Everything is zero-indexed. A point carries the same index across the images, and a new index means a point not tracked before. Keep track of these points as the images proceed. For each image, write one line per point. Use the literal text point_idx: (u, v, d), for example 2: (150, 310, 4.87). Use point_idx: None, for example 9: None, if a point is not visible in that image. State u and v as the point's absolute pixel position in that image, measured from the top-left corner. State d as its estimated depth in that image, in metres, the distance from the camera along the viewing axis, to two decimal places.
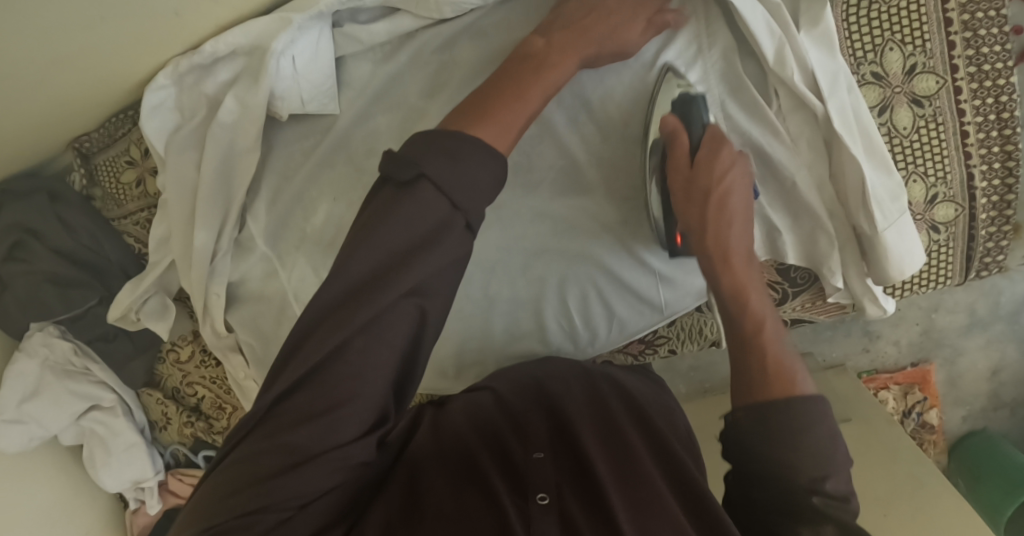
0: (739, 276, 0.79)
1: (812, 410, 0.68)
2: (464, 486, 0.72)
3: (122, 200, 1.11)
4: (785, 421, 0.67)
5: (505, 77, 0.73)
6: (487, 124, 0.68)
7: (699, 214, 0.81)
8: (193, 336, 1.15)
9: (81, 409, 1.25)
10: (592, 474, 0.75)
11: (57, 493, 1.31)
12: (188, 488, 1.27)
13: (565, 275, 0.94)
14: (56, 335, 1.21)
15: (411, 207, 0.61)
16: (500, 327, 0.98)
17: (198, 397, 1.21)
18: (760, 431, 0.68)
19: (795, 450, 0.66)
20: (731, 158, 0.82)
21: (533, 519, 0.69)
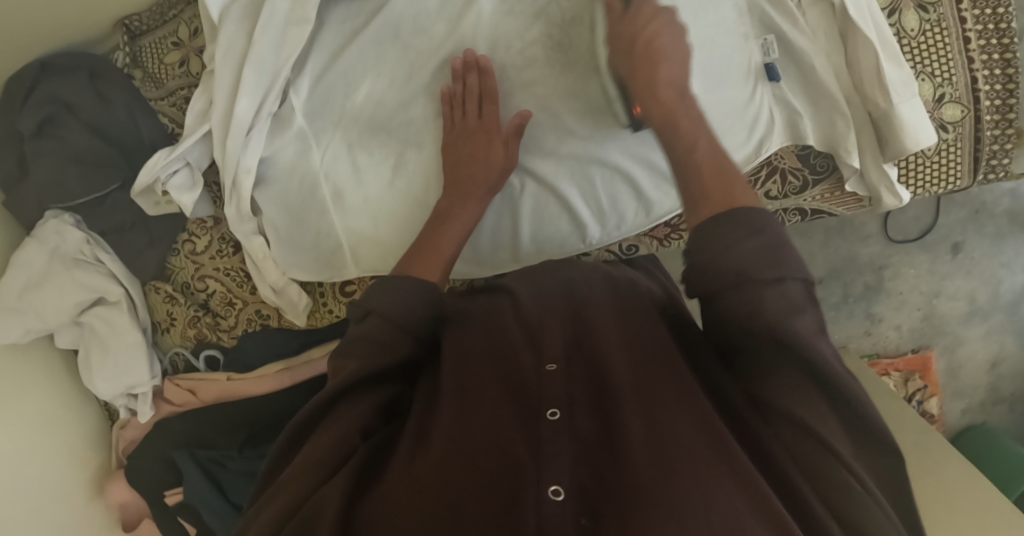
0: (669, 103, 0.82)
1: (755, 249, 0.68)
2: (476, 412, 0.77)
3: (163, 79, 1.15)
4: (727, 229, 0.70)
5: (424, 234, 0.93)
6: (420, 263, 0.89)
7: (625, 56, 0.86)
8: (214, 222, 1.15)
9: (86, 301, 1.23)
10: (607, 382, 0.78)
11: (47, 398, 1.27)
12: (183, 394, 1.22)
13: (588, 161, 0.97)
14: (71, 225, 1.22)
15: (376, 296, 0.84)
16: (528, 219, 1.00)
17: (208, 293, 1.19)
18: (729, 300, 0.69)
19: (758, 304, 0.67)
20: (654, 11, 0.87)
21: (543, 433, 0.73)
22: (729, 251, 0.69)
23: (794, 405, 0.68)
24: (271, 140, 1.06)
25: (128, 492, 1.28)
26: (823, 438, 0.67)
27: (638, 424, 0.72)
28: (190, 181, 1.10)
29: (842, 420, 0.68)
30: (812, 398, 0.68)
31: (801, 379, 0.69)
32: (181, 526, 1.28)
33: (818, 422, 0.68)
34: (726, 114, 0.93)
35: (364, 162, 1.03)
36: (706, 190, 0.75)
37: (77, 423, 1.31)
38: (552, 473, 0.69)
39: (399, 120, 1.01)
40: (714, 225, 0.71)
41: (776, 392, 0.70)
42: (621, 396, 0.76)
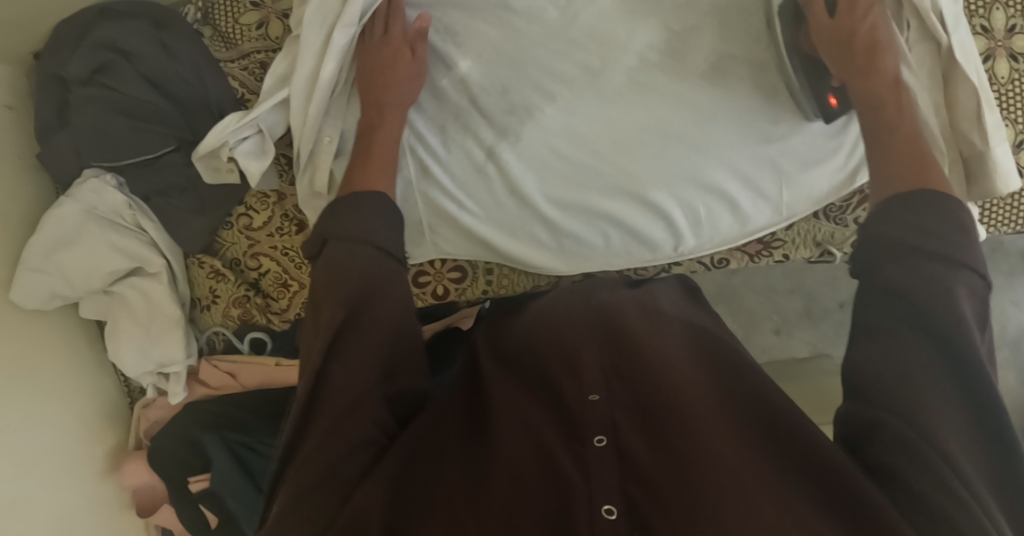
0: (880, 89, 0.83)
1: (941, 226, 0.70)
2: (519, 435, 0.74)
3: (237, 40, 1.09)
4: (927, 199, 0.72)
5: (356, 165, 0.91)
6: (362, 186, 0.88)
7: (845, 48, 0.85)
8: (279, 198, 1.09)
9: (120, 270, 1.14)
10: (648, 413, 0.75)
11: (65, 368, 1.18)
12: (221, 376, 1.16)
13: (688, 172, 0.96)
14: (113, 187, 1.12)
15: (341, 249, 0.81)
16: (620, 224, 0.98)
17: (260, 272, 1.13)
18: (889, 271, 0.71)
19: (923, 273, 0.69)
20: (867, 4, 0.85)
21: (592, 459, 0.70)
22: (920, 231, 0.70)
23: (910, 393, 0.65)
24: (355, 105, 1.03)
25: (147, 475, 1.21)
26: (932, 423, 0.63)
27: (688, 451, 0.70)
28: (259, 148, 1.04)
29: (963, 421, 0.64)
30: (927, 382, 0.65)
31: (926, 363, 0.66)
32: (200, 512, 1.21)
33: (933, 413, 0.64)
34: (817, 146, 0.95)
35: (450, 143, 0.99)
36: (894, 170, 0.77)
37: (92, 397, 1.22)
38: (603, 494, 0.67)
39: (500, 108, 0.97)
40: (910, 198, 0.73)
41: (899, 377, 0.66)
42: (668, 422, 0.73)
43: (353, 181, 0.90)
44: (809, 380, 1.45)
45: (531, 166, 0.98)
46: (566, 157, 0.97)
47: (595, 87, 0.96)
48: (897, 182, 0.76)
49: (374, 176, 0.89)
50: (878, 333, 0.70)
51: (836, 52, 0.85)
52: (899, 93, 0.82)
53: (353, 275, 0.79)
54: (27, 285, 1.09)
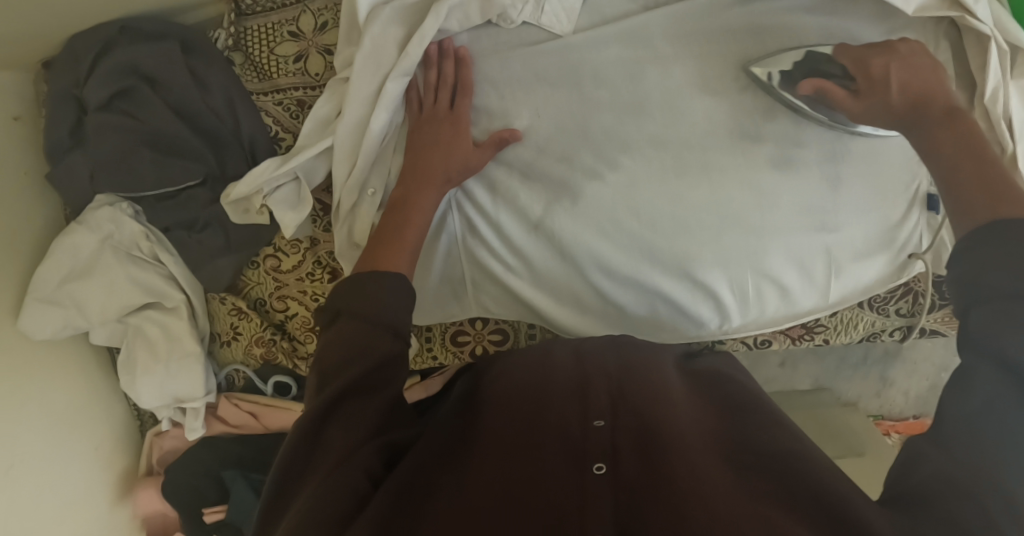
0: (952, 117, 0.78)
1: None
2: (516, 462, 0.69)
3: (272, 73, 1.00)
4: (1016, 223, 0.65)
5: (382, 229, 0.85)
6: (384, 261, 0.81)
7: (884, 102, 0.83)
8: (311, 243, 1.04)
9: (137, 302, 1.10)
10: (650, 445, 0.71)
11: (75, 396, 1.14)
12: (244, 416, 1.13)
13: (743, 256, 0.95)
14: (130, 215, 1.08)
15: (364, 297, 0.76)
16: (669, 300, 0.97)
17: (287, 314, 1.09)
18: (977, 319, 0.64)
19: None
20: (905, 46, 0.85)
21: (586, 485, 0.65)
22: (982, 268, 0.65)
23: (982, 452, 0.61)
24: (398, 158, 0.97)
25: (159, 503, 1.19)
26: (1002, 484, 0.59)
27: (692, 487, 0.65)
28: (295, 195, 0.98)
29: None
30: (1007, 442, 0.60)
31: (1004, 415, 0.60)
32: None
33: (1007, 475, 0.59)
34: (870, 240, 0.95)
35: (501, 207, 0.96)
36: (961, 206, 0.71)
37: (104, 423, 1.19)
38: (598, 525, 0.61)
39: (555, 178, 0.94)
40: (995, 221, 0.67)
41: (984, 433, 0.61)
42: (667, 453, 0.69)
43: (384, 244, 0.83)
44: (810, 416, 1.47)
45: (586, 237, 0.94)
46: (624, 230, 0.94)
47: (661, 162, 0.93)
48: (975, 207, 0.70)
49: (391, 256, 0.81)
50: (964, 375, 0.64)
51: (878, 104, 0.83)
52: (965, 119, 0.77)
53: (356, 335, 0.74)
54: (41, 314, 1.05)
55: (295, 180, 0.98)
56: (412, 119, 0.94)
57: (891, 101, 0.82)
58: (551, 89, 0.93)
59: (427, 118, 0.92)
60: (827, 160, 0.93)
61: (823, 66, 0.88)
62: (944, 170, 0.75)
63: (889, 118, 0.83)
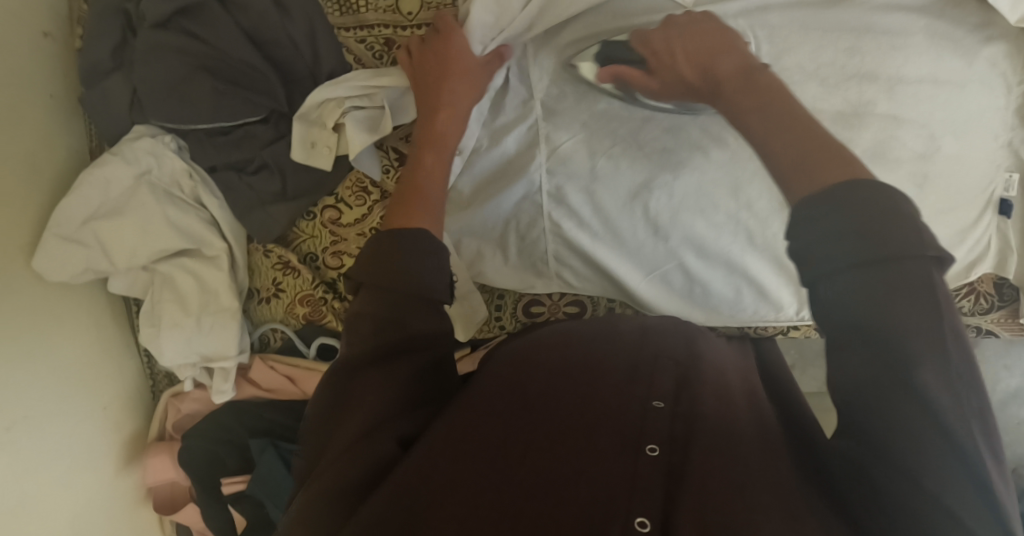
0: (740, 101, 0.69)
1: (903, 228, 0.56)
2: (568, 435, 0.68)
3: (358, 8, 0.93)
4: (854, 193, 0.58)
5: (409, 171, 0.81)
6: (409, 208, 0.77)
7: (687, 76, 0.76)
8: (381, 195, 0.97)
9: (172, 248, 0.99)
10: (715, 432, 0.69)
11: (87, 349, 1.02)
12: (279, 380, 1.05)
13: None
14: (171, 150, 0.97)
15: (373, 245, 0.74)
16: (753, 293, 0.97)
17: (342, 271, 1.01)
18: (854, 303, 0.56)
19: (895, 292, 0.55)
20: (689, 17, 0.79)
21: (639, 469, 0.64)
22: (849, 232, 0.56)
23: (909, 458, 0.55)
24: (486, 119, 0.93)
25: (172, 471, 1.07)
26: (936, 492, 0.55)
27: (733, 479, 0.64)
28: (369, 124, 0.91)
29: (964, 480, 0.54)
30: (920, 438, 0.55)
31: (912, 416, 0.55)
32: (228, 513, 1.10)
33: (935, 476, 0.55)
34: (947, 237, 0.98)
35: (598, 182, 0.91)
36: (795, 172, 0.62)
37: (114, 381, 1.06)
38: (642, 502, 0.61)
39: (659, 148, 0.90)
40: (839, 189, 0.58)
41: (897, 437, 0.56)
42: (714, 442, 0.68)
43: (400, 196, 0.79)
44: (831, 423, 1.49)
45: (683, 213, 0.92)
46: (720, 207, 0.92)
47: None
48: (796, 184, 0.62)
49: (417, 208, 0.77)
50: (859, 363, 0.57)
51: (674, 81, 0.77)
52: (765, 85, 0.69)
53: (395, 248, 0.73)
54: (60, 254, 0.93)
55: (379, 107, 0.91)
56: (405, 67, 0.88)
57: (682, 78, 0.76)
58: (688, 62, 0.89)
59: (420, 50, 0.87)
60: (921, 157, 0.95)
61: (618, 53, 0.84)
62: (761, 132, 0.66)
63: (687, 95, 0.77)
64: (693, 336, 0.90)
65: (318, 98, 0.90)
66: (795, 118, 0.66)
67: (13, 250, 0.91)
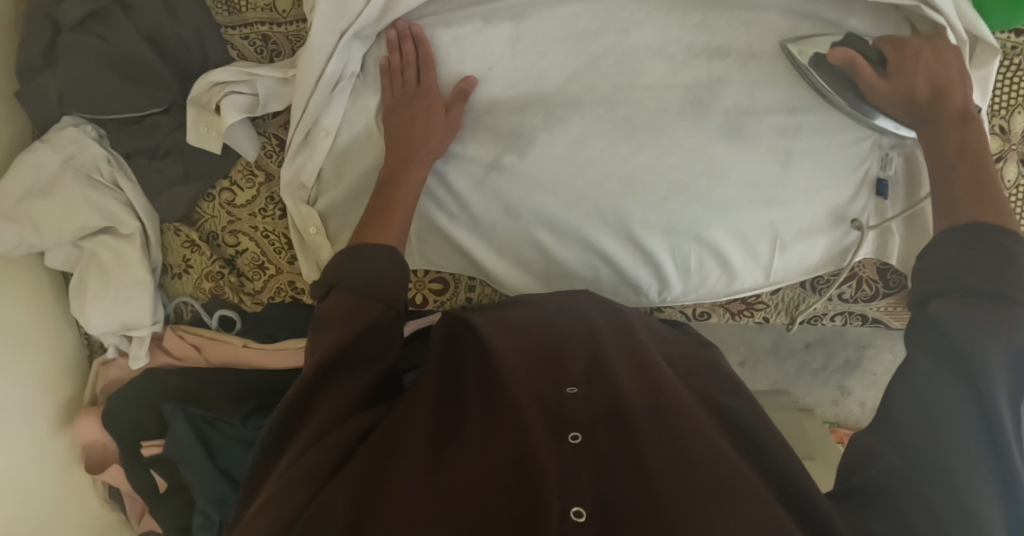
0: (954, 126, 0.84)
1: (1012, 264, 0.71)
2: (497, 428, 0.73)
3: (240, 7, 1.01)
4: (1015, 242, 0.72)
5: (372, 208, 0.88)
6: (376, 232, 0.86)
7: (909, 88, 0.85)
8: (266, 178, 1.04)
9: (93, 227, 1.11)
10: (623, 413, 0.74)
11: (26, 315, 1.15)
12: (188, 348, 1.14)
13: (672, 227, 0.95)
14: (92, 138, 1.09)
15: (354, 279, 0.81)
16: (609, 275, 0.98)
17: (238, 249, 1.09)
18: (954, 327, 0.70)
19: (1004, 330, 0.68)
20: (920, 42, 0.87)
21: (564, 455, 0.70)
22: (972, 267, 0.72)
23: (924, 456, 0.68)
24: (352, 103, 0.98)
25: (100, 434, 1.18)
26: (956, 483, 0.66)
27: (651, 461, 0.69)
28: (247, 107, 0.98)
29: (989, 471, 0.66)
30: (964, 441, 0.67)
31: (961, 429, 0.67)
32: (150, 476, 1.19)
33: (965, 476, 0.66)
34: (817, 220, 0.96)
35: (451, 160, 0.96)
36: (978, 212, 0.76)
37: (54, 344, 1.20)
38: (574, 492, 0.66)
39: (509, 129, 0.94)
40: (966, 230, 0.75)
41: (933, 440, 0.68)
42: (626, 424, 0.73)
43: (371, 219, 0.87)
44: None
45: (530, 191, 0.95)
46: (571, 187, 0.94)
47: (610, 121, 0.93)
48: (957, 208, 0.78)
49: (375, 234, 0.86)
50: (916, 367, 0.71)
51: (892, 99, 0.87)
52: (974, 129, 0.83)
53: (362, 276, 0.81)
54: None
55: (254, 94, 0.98)
56: (385, 102, 0.94)
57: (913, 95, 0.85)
58: (516, 43, 0.92)
59: (398, 98, 0.93)
60: (781, 133, 0.93)
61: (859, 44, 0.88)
62: (964, 151, 0.82)
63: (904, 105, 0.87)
64: (608, 313, 0.91)
65: (204, 85, 0.99)
66: (979, 156, 0.81)
67: None
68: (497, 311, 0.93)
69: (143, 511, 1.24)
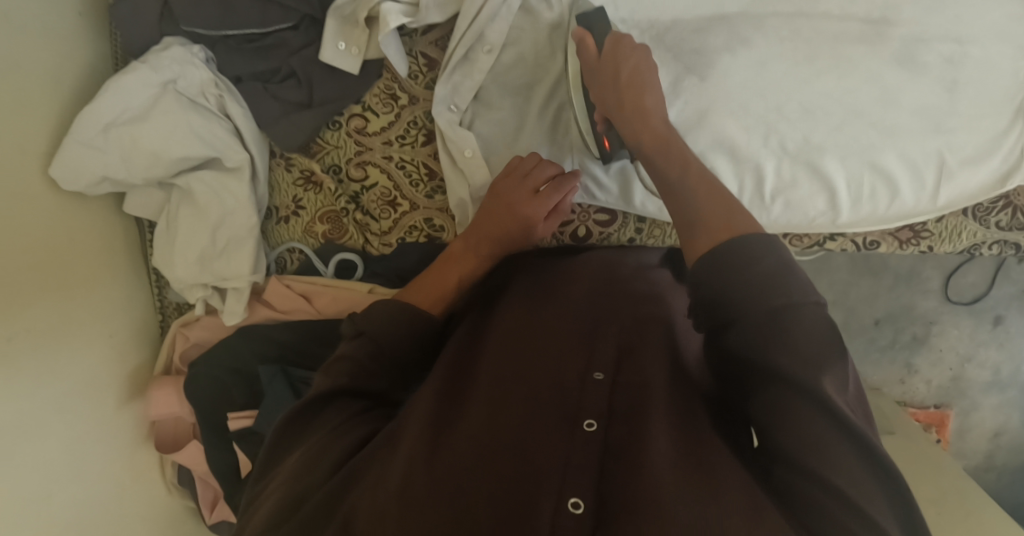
0: (653, 134, 0.78)
1: (767, 271, 0.63)
2: (497, 417, 0.69)
3: None
4: (733, 255, 0.65)
5: (431, 271, 0.88)
6: (430, 298, 0.85)
7: (611, 84, 0.81)
8: (409, 101, 0.95)
9: (192, 161, 0.97)
10: (648, 403, 0.68)
11: (97, 267, 0.99)
12: (295, 299, 1.01)
13: (847, 151, 0.95)
14: (199, 60, 0.96)
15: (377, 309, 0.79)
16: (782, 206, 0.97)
17: (366, 184, 0.98)
18: (739, 328, 0.63)
19: (817, 328, 0.61)
20: (631, 47, 0.81)
21: (576, 445, 0.65)
22: (745, 274, 0.64)
23: (816, 455, 0.60)
24: (519, 20, 0.91)
25: (176, 406, 1.02)
26: (821, 470, 0.60)
27: (664, 455, 0.64)
28: (406, 15, 0.89)
29: (852, 458, 0.60)
30: (819, 420, 0.60)
31: (817, 419, 0.60)
32: (233, 454, 1.03)
33: (835, 465, 0.60)
34: (980, 146, 0.97)
35: None
36: (706, 215, 0.70)
37: (124, 306, 1.04)
38: (574, 483, 0.63)
39: (692, 47, 0.92)
40: (729, 246, 0.66)
41: (808, 450, 0.60)
42: (638, 412, 0.67)
43: (425, 281, 0.86)
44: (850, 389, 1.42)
45: (704, 117, 0.92)
46: (749, 110, 0.93)
47: (792, 44, 0.92)
48: (694, 246, 0.69)
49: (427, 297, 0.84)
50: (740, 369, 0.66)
51: (609, 89, 0.81)
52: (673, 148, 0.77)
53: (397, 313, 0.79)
54: (78, 161, 0.92)
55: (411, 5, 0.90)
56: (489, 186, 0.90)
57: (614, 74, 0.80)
58: None
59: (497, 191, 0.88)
60: (948, 62, 0.94)
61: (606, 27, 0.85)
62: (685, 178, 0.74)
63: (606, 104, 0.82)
64: (633, 275, 0.87)
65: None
66: (705, 180, 0.74)
67: (31, 155, 0.90)
68: (521, 275, 0.87)
69: (217, 498, 1.08)
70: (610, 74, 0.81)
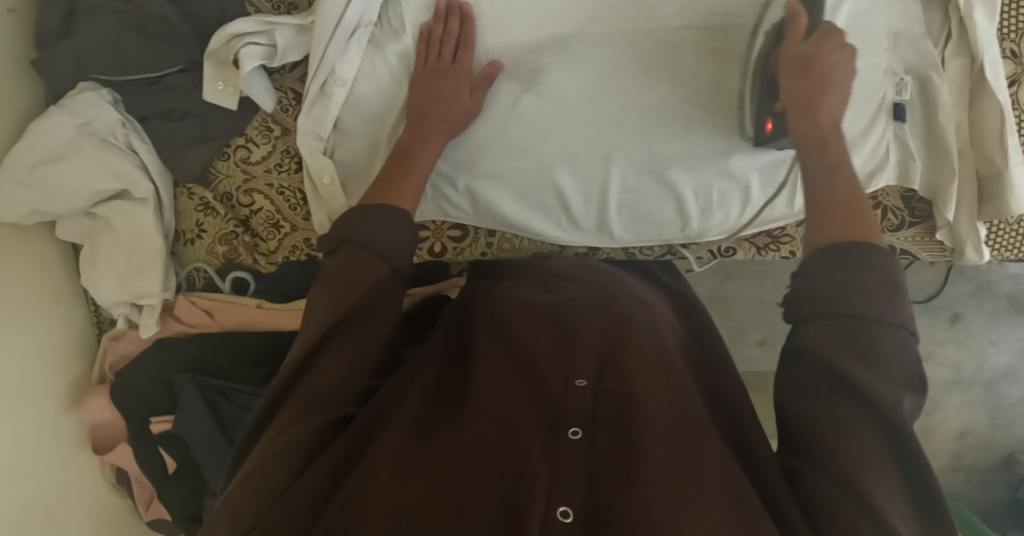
0: (826, 133, 0.85)
1: (875, 281, 0.69)
2: (486, 420, 0.72)
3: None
4: (856, 255, 0.71)
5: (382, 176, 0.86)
6: (389, 196, 0.83)
7: (800, 83, 0.86)
8: (282, 132, 1.05)
9: (108, 192, 1.09)
10: (633, 415, 0.71)
11: (36, 289, 1.13)
12: (200, 314, 1.13)
13: (694, 159, 0.95)
14: (108, 102, 1.07)
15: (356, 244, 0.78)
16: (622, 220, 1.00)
17: (252, 209, 1.08)
18: (833, 327, 0.69)
19: (897, 346, 0.67)
20: (838, 43, 0.87)
21: (559, 452, 0.68)
22: (855, 281, 0.69)
23: (850, 467, 0.64)
24: (369, 53, 0.97)
25: (109, 412, 1.15)
26: (862, 488, 0.64)
27: (661, 463, 0.68)
28: (266, 57, 0.99)
29: (896, 474, 0.64)
30: (854, 434, 0.65)
31: (869, 441, 0.65)
32: (160, 456, 1.14)
33: (872, 475, 0.64)
34: None
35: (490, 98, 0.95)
36: (839, 203, 0.77)
37: (62, 321, 1.18)
38: (562, 492, 0.65)
39: (529, 66, 0.94)
40: (844, 248, 0.72)
41: (857, 459, 0.64)
42: (632, 423, 0.71)
43: (386, 181, 0.85)
44: None
45: (546, 137, 0.95)
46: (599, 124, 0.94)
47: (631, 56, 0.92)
48: (829, 229, 0.76)
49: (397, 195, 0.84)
50: (795, 378, 0.72)
51: (797, 87, 0.86)
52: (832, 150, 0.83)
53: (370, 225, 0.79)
54: (8, 197, 1.03)
55: (270, 46, 1.00)
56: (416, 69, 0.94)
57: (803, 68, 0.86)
58: None
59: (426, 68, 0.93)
60: None
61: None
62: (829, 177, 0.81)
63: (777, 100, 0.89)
64: (620, 285, 0.91)
65: (222, 38, 0.99)
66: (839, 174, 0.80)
67: None
68: (494, 288, 0.93)
69: (151, 498, 1.21)
70: (802, 68, 0.86)
